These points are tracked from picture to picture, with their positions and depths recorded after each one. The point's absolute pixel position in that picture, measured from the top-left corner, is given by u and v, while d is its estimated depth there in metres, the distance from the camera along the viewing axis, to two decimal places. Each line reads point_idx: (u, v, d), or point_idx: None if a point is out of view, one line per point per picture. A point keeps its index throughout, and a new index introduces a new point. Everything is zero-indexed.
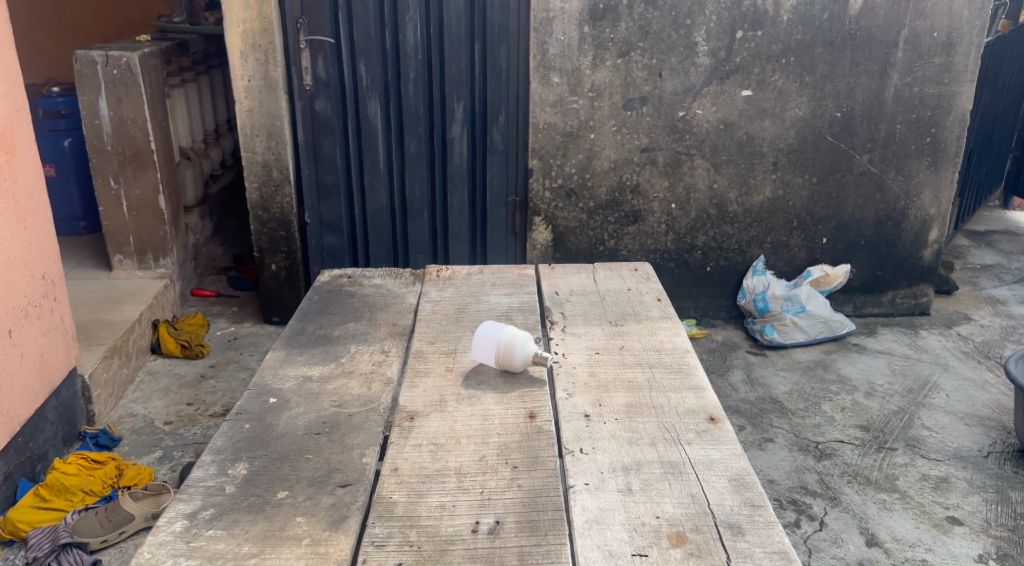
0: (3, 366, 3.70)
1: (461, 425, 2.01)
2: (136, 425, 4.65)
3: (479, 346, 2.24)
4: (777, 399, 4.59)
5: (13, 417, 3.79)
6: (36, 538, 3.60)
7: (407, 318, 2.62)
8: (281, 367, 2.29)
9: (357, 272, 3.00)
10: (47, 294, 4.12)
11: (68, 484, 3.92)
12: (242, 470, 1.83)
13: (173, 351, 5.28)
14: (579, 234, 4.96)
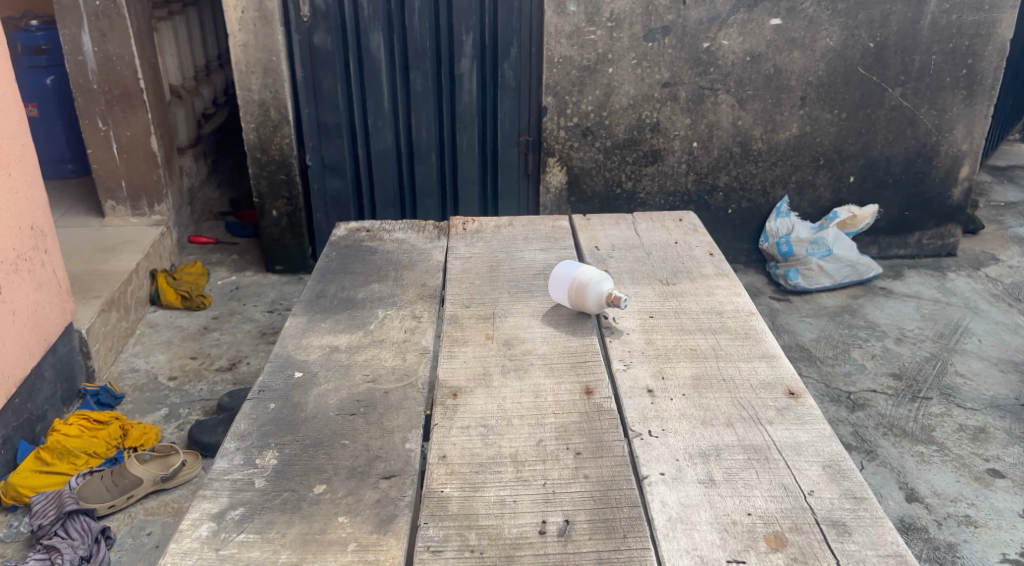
0: None
1: (515, 404, 1.80)
2: (139, 381, 4.46)
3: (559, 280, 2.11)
4: (805, 346, 4.40)
5: (9, 378, 3.59)
6: (40, 505, 3.43)
7: (437, 277, 2.39)
8: (303, 337, 2.07)
9: (376, 225, 2.76)
10: (36, 249, 3.85)
11: (70, 447, 3.73)
12: (272, 460, 1.61)
13: (173, 302, 5.08)
14: (595, 176, 4.70)
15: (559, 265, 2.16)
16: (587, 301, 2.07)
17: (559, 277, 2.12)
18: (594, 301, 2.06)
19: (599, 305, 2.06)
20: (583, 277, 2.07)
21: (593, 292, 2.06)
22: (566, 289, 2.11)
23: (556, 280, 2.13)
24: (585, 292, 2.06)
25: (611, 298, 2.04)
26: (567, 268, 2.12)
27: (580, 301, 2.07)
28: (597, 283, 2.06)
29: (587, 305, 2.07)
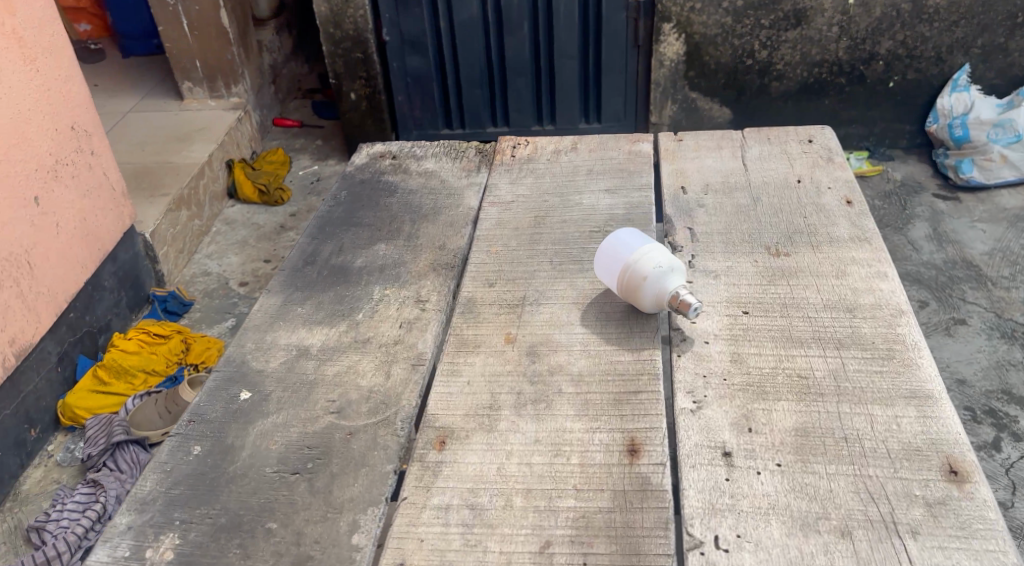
0: (32, 240, 2.73)
1: (523, 467, 1.23)
2: (210, 287, 3.75)
3: (609, 261, 1.50)
4: (973, 262, 3.15)
5: (58, 295, 2.90)
6: (93, 430, 2.88)
7: (462, 235, 1.80)
8: (269, 331, 1.56)
9: (405, 149, 2.17)
10: (81, 148, 2.96)
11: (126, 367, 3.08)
12: (167, 557, 1.15)
13: (251, 198, 4.27)
14: (720, 45, 3.59)
15: (612, 234, 1.52)
16: (641, 298, 1.46)
17: (608, 254, 1.49)
18: (650, 301, 1.45)
19: (659, 304, 1.46)
20: (639, 264, 1.43)
21: (649, 290, 1.44)
22: (615, 274, 1.49)
23: (604, 254, 1.51)
24: (635, 290, 1.45)
25: (676, 300, 1.42)
26: (619, 248, 1.48)
27: (631, 295, 1.47)
28: (654, 281, 1.43)
29: (642, 303, 1.46)
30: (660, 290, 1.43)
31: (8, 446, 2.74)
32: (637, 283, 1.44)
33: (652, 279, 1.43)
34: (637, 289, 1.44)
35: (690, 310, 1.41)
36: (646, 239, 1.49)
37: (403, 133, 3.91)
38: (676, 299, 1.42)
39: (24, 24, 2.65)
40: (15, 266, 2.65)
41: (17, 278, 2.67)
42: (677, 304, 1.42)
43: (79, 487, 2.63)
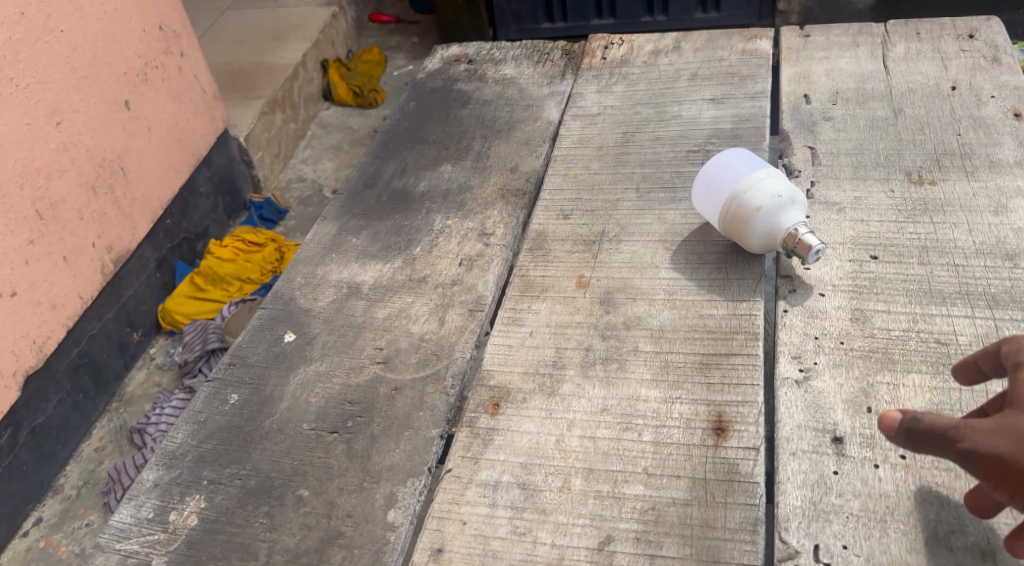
0: (125, 145, 2.41)
1: (586, 441, 1.05)
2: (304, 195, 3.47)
3: (709, 191, 1.25)
4: None
5: (155, 204, 2.59)
6: (190, 338, 2.60)
7: (537, 154, 1.60)
8: (322, 264, 1.42)
9: (483, 52, 1.95)
10: (169, 51, 2.59)
11: (222, 274, 2.76)
12: (190, 523, 1.04)
13: (346, 101, 3.95)
14: None
15: (712, 157, 1.26)
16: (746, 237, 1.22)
17: (709, 182, 1.25)
18: (759, 240, 1.21)
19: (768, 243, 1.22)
20: (748, 197, 1.19)
21: (759, 227, 1.20)
22: (716, 206, 1.25)
23: (703, 182, 1.26)
24: (742, 226, 1.21)
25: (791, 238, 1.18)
26: (723, 176, 1.23)
27: (736, 232, 1.23)
28: (765, 216, 1.19)
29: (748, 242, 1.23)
30: (772, 227, 1.19)
31: (110, 348, 2.47)
32: (745, 218, 1.20)
33: (763, 215, 1.19)
34: (745, 226, 1.21)
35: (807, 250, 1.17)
36: (754, 164, 1.23)
37: (501, 27, 3.51)
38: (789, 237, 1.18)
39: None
40: (105, 175, 2.33)
41: (109, 188, 2.36)
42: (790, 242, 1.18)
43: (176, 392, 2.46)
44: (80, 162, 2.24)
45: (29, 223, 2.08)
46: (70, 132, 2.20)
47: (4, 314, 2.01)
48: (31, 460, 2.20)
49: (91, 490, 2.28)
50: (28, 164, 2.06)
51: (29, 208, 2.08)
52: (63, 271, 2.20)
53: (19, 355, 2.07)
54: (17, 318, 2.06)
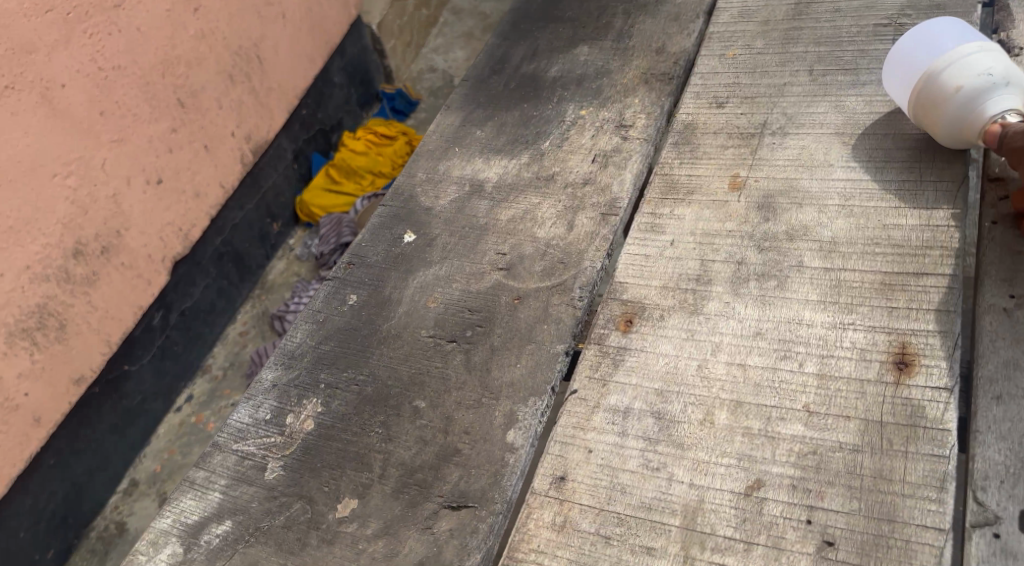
0: (262, 31, 2.10)
1: (734, 369, 0.93)
2: (434, 85, 3.32)
3: (899, 70, 1.05)
4: None
5: (291, 98, 2.27)
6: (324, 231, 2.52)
7: (689, 32, 1.41)
8: (444, 158, 1.31)
9: None
10: None
11: (355, 166, 2.58)
12: (307, 428, 0.99)
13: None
14: None
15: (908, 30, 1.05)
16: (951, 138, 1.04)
17: (900, 60, 1.05)
18: (954, 132, 1.02)
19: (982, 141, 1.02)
20: (948, 79, 1.00)
21: (954, 116, 1.00)
22: (904, 90, 1.05)
23: (893, 58, 1.06)
24: (933, 114, 1.02)
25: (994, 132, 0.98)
26: (919, 53, 1.03)
27: (926, 121, 1.04)
28: (965, 103, 0.99)
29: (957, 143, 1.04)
30: (972, 116, 0.99)
31: (253, 237, 2.39)
32: (938, 106, 1.01)
33: (963, 103, 0.99)
34: (936, 115, 1.01)
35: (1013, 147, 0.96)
36: (958, 41, 1.01)
37: None
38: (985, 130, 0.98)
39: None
40: (244, 60, 2.06)
41: (246, 74, 2.08)
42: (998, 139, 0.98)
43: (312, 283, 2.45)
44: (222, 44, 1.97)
45: (172, 111, 1.87)
46: (210, 14, 1.92)
47: (150, 204, 1.85)
48: (180, 341, 2.15)
49: None
50: (168, 49, 1.83)
51: (172, 96, 1.86)
52: (205, 161, 1.98)
53: (166, 244, 1.92)
54: (162, 208, 1.88)
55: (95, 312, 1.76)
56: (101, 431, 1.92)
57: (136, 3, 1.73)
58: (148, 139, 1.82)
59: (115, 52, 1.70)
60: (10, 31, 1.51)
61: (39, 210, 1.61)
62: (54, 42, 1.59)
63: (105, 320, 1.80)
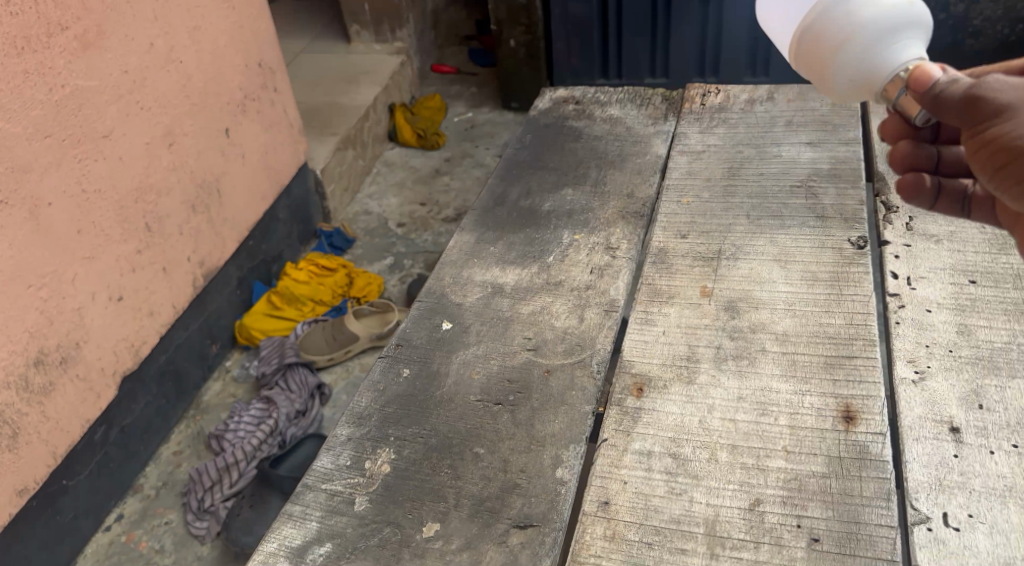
0: (220, 170, 2.61)
1: (726, 422, 1.22)
2: (371, 225, 3.60)
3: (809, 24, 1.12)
4: None
5: (241, 223, 2.77)
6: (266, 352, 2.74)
7: (650, 183, 1.79)
8: (465, 267, 1.59)
9: (589, 93, 2.18)
10: (267, 83, 2.83)
11: (298, 294, 2.94)
12: (385, 469, 1.19)
13: (409, 142, 4.06)
14: None
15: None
16: (839, 68, 1.08)
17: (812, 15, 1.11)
18: (849, 81, 1.09)
19: (855, 91, 1.10)
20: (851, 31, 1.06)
21: (852, 66, 1.07)
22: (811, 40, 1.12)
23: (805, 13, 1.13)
24: (832, 64, 1.09)
25: (894, 91, 1.06)
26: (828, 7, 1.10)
27: (825, 68, 1.11)
28: (861, 54, 1.06)
29: (832, 73, 1.09)
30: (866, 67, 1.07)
31: (193, 358, 2.63)
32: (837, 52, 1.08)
33: (860, 52, 1.06)
34: (835, 61, 1.08)
35: (916, 123, 1.05)
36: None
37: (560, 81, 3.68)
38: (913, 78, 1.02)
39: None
40: (205, 194, 2.54)
41: (207, 206, 2.56)
42: (888, 101, 1.07)
43: (253, 403, 2.57)
44: (186, 180, 2.44)
45: (139, 233, 2.26)
46: (181, 151, 2.41)
47: (109, 316, 2.18)
48: (116, 458, 2.32)
49: (169, 491, 2.39)
50: (143, 179, 2.26)
51: (140, 220, 2.26)
52: (161, 282, 2.38)
53: (118, 359, 2.23)
54: (119, 323, 2.22)
55: (46, 423, 2.00)
56: (32, 547, 2.03)
57: (120, 138, 2.14)
58: (115, 256, 2.18)
59: (97, 177, 2.08)
60: (13, 151, 1.83)
61: (13, 316, 1.88)
62: (48, 164, 1.93)
63: (54, 432, 2.03)
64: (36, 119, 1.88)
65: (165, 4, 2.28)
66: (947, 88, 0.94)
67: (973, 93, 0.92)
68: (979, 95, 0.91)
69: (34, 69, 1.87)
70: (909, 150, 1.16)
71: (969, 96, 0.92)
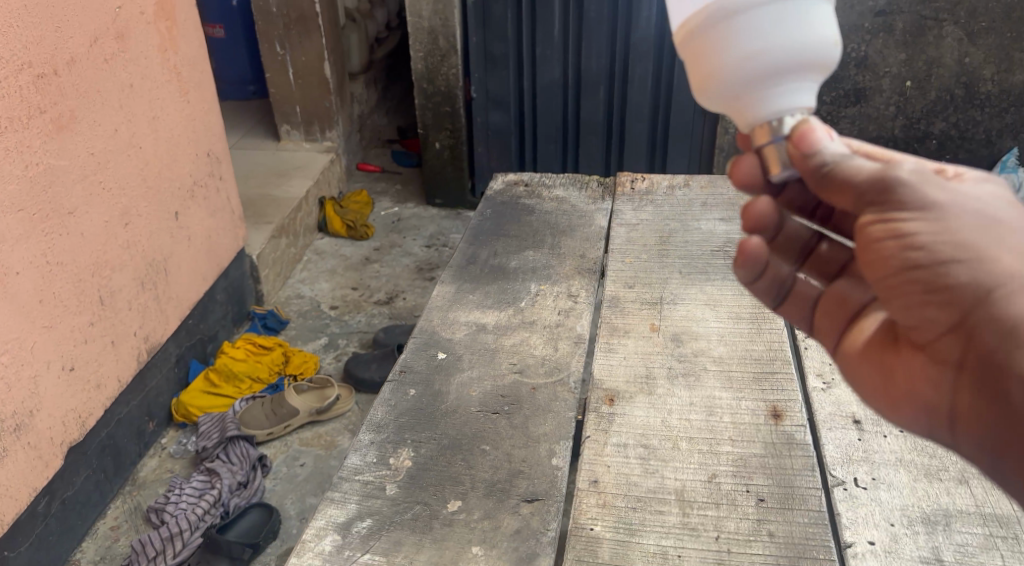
0: (169, 251, 2.71)
1: (683, 421, 1.51)
2: (303, 308, 3.53)
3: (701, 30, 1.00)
4: None
5: (184, 302, 2.82)
6: (205, 427, 2.74)
7: (598, 248, 2.13)
8: (450, 310, 1.86)
9: (535, 177, 2.53)
10: (214, 172, 2.98)
11: (236, 371, 2.95)
12: (406, 463, 1.42)
13: (337, 231, 4.00)
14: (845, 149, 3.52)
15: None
16: (716, 91, 1.02)
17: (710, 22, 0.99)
18: (723, 104, 1.03)
19: (725, 114, 1.05)
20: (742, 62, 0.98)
21: (731, 95, 1.01)
22: (700, 48, 1.02)
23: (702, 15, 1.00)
24: (711, 83, 1.02)
25: (762, 133, 1.03)
26: (725, 22, 0.98)
27: (704, 83, 1.03)
28: (743, 88, 1.00)
29: (707, 92, 1.03)
30: (745, 101, 1.01)
31: (131, 434, 2.60)
32: (720, 75, 1.00)
33: (742, 84, 0.99)
34: (717, 82, 1.01)
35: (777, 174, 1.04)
36: (767, 25, 0.97)
37: (480, 181, 4.07)
38: (801, 129, 0.98)
39: (181, 41, 2.72)
40: (153, 271, 2.62)
41: (155, 282, 2.63)
42: (755, 136, 1.04)
43: (194, 475, 2.56)
44: (138, 257, 2.53)
45: (93, 306, 2.33)
46: (136, 231, 2.52)
47: (61, 387, 2.21)
48: (55, 532, 2.27)
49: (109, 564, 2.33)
50: (100, 255, 2.35)
51: (95, 294, 2.34)
52: (109, 355, 2.42)
53: (65, 429, 2.24)
54: (69, 394, 2.24)
55: None
56: None
57: (83, 216, 2.26)
58: (71, 327, 2.23)
59: (61, 251, 2.18)
60: None
61: None
62: (19, 236, 2.01)
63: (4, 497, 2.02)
64: (12, 193, 1.99)
65: (129, 95, 2.45)
66: (868, 171, 0.94)
67: (895, 183, 0.93)
68: (902, 184, 0.93)
69: (14, 147, 1.99)
70: (767, 209, 1.14)
71: (892, 185, 0.93)
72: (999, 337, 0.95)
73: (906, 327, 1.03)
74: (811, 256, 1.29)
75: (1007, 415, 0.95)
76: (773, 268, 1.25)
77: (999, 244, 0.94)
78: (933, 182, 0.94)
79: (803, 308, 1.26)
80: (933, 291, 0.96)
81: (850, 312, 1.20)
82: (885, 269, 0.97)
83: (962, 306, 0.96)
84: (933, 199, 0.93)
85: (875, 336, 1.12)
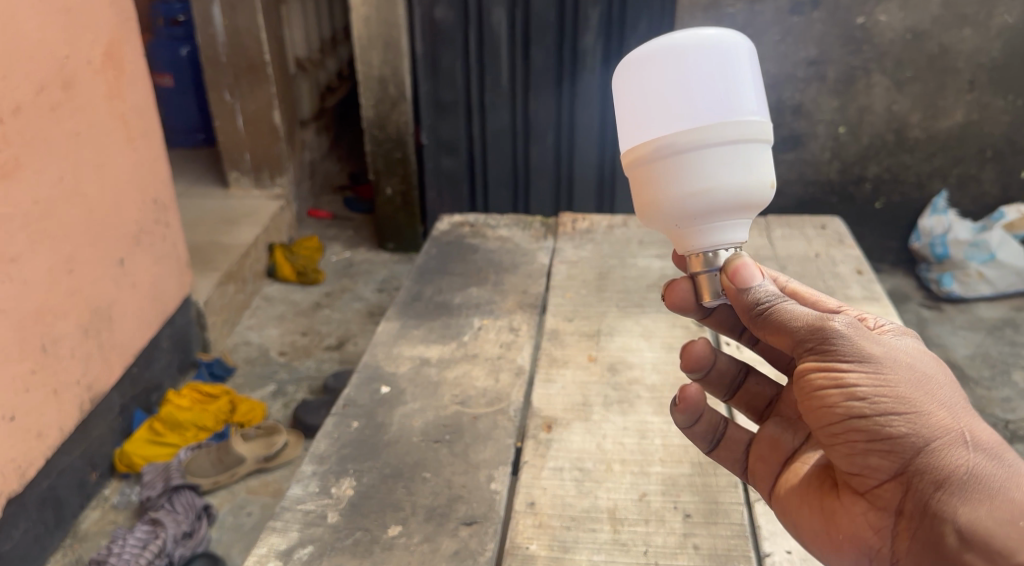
0: (113, 297, 2.70)
1: (617, 444, 1.57)
2: (250, 355, 3.52)
3: (654, 172, 1.26)
4: (989, 355, 3.20)
5: (127, 351, 2.80)
6: (149, 476, 2.70)
7: (540, 283, 2.21)
8: (394, 346, 1.90)
9: (480, 218, 2.61)
10: (160, 219, 2.98)
11: (180, 419, 2.92)
12: (348, 491, 1.46)
13: (287, 278, 4.00)
14: (782, 194, 3.68)
15: (681, 144, 1.23)
16: (662, 219, 1.28)
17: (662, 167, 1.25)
18: (665, 229, 1.30)
19: (668, 236, 1.32)
20: (684, 203, 1.24)
21: (673, 226, 1.28)
22: (652, 185, 1.27)
23: (656, 161, 1.26)
24: (657, 214, 1.28)
25: (696, 259, 1.30)
26: (674, 170, 1.24)
27: (651, 212, 1.29)
28: (683, 222, 1.26)
29: (654, 219, 1.29)
30: (684, 232, 1.28)
31: (72, 485, 2.57)
32: (665, 210, 1.26)
33: (682, 220, 1.26)
34: (662, 214, 1.27)
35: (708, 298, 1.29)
36: (707, 175, 1.23)
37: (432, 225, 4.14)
38: (734, 266, 1.23)
39: (128, 90, 2.76)
40: (97, 318, 2.61)
41: (97, 330, 2.61)
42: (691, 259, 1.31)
43: (138, 526, 2.49)
44: (82, 305, 2.53)
45: (35, 354, 2.31)
46: (80, 277, 2.52)
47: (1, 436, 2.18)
48: None
49: None
50: (42, 302, 2.34)
51: (37, 341, 2.33)
52: (51, 405, 2.39)
53: (3, 480, 2.21)
54: (8, 444, 2.21)
55: None
56: None
57: (25, 262, 2.26)
58: (11, 375, 2.21)
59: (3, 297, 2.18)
60: None
61: None
62: None
63: None
64: None
65: (75, 143, 2.47)
66: (809, 322, 1.15)
67: (833, 335, 1.13)
68: (840, 337, 1.13)
69: None
70: (702, 351, 1.40)
71: (830, 335, 1.13)
72: (936, 486, 1.08)
73: (849, 475, 1.16)
74: (739, 392, 1.50)
75: (944, 558, 1.07)
76: (711, 414, 1.37)
77: (932, 399, 1.11)
78: (869, 340, 1.14)
79: (735, 452, 1.38)
80: (875, 441, 1.11)
81: (781, 456, 1.33)
82: (834, 416, 1.13)
83: (902, 455, 1.10)
84: (870, 354, 1.12)
85: (814, 479, 1.24)
